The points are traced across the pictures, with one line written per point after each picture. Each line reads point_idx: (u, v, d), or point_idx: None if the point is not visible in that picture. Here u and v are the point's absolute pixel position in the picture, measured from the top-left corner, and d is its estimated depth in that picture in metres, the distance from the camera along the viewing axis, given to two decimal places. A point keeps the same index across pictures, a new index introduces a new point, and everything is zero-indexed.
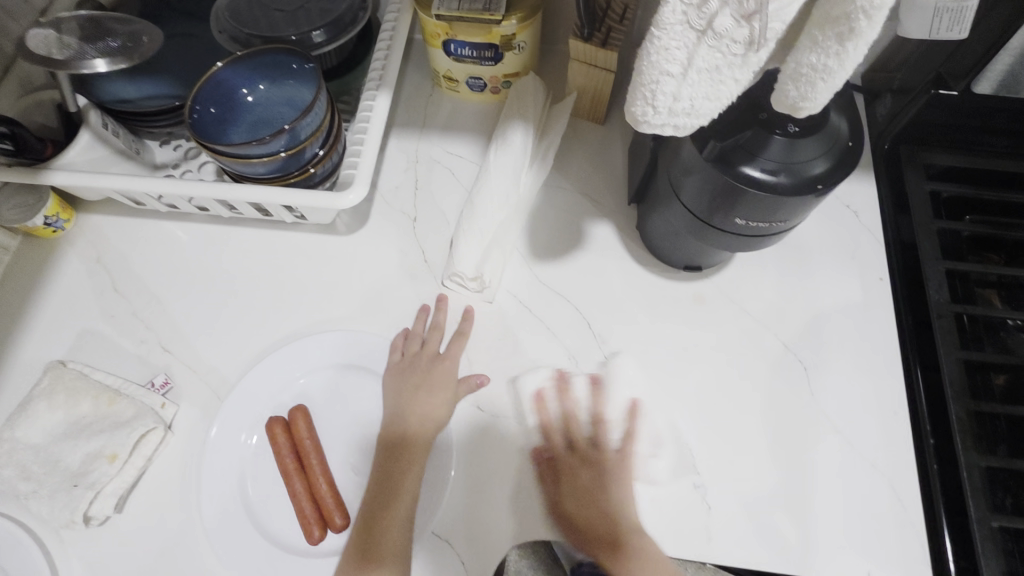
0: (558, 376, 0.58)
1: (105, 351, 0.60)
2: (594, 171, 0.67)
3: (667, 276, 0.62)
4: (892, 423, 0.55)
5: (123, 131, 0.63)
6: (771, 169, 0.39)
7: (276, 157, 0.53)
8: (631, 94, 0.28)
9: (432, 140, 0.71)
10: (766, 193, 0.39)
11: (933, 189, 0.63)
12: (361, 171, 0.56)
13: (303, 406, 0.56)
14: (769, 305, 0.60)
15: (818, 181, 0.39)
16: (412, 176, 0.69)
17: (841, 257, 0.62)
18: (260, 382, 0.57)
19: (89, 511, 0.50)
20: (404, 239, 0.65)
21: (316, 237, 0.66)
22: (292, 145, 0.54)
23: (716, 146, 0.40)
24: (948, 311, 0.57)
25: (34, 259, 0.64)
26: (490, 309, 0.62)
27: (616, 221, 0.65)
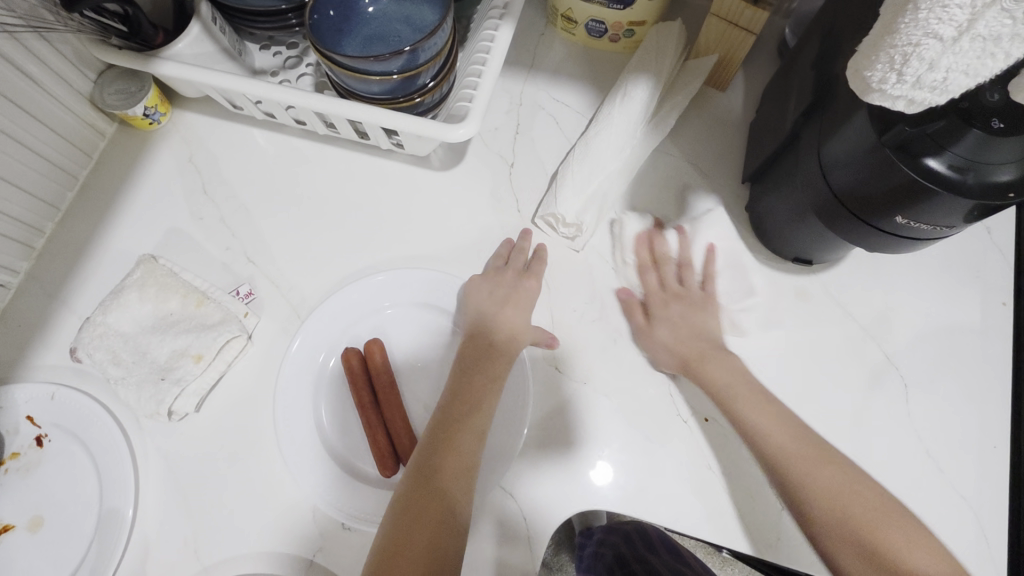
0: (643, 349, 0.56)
1: (192, 252, 0.60)
2: (707, 142, 0.63)
3: (770, 265, 0.58)
4: (989, 456, 0.52)
5: (228, 28, 0.61)
6: (952, 163, 0.35)
7: (389, 78, 0.50)
8: (872, 52, 0.25)
9: (539, 83, 0.67)
10: (946, 192, 0.35)
11: None
12: (476, 105, 0.52)
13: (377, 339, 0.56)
14: (877, 313, 0.56)
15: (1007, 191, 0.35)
16: (514, 118, 0.65)
17: (964, 273, 0.57)
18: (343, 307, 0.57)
19: (172, 406, 0.51)
20: (498, 185, 0.63)
21: (408, 168, 0.63)
22: (407, 68, 0.50)
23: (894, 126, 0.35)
24: None
25: (129, 149, 0.64)
26: (580, 271, 0.59)
27: (724, 198, 0.61)
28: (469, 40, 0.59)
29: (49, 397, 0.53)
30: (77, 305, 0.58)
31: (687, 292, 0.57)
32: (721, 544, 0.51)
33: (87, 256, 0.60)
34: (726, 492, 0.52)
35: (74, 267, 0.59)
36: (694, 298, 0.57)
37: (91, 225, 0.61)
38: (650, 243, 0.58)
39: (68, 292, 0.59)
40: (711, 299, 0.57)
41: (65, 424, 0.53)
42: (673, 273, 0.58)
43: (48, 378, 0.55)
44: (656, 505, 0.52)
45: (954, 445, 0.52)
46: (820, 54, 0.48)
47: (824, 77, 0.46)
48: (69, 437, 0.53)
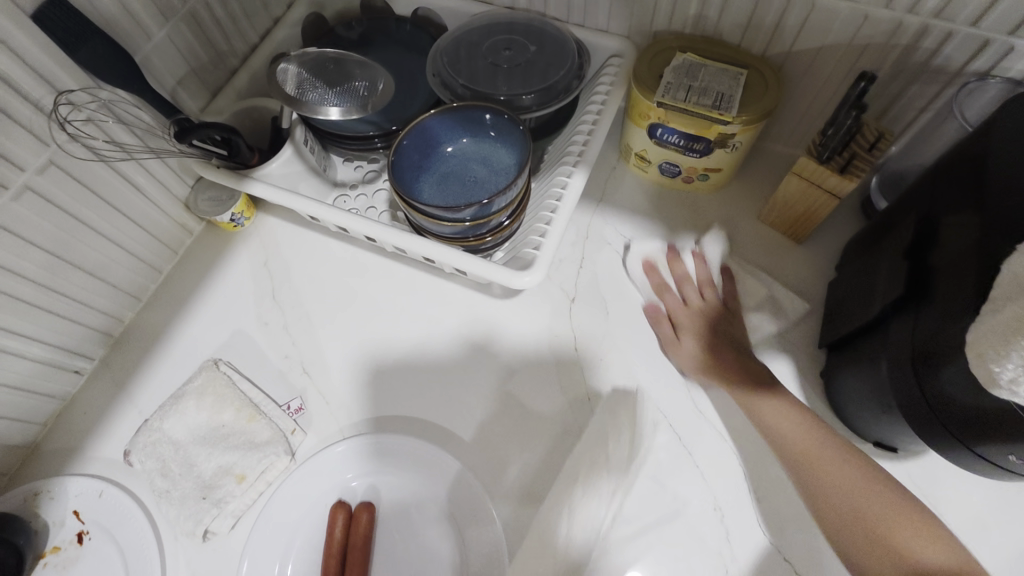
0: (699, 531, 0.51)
1: (253, 357, 0.61)
2: (780, 292, 0.60)
3: (847, 444, 0.53)
4: None
5: (318, 147, 0.65)
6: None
7: (461, 224, 0.52)
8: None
9: (606, 216, 0.67)
10: None
11: None
12: (543, 254, 0.52)
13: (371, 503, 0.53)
14: (971, 515, 0.50)
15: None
16: (578, 252, 0.65)
17: None
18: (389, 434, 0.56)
19: (208, 525, 0.51)
20: (557, 318, 0.61)
21: (468, 292, 0.63)
22: (479, 215, 0.52)
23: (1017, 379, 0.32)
24: None
25: (212, 248, 0.68)
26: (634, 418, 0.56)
27: (797, 358, 0.57)
28: (543, 178, 0.60)
29: (98, 493, 0.54)
30: (139, 399, 0.60)
31: (707, 305, 0.59)
32: None
33: (157, 350, 0.62)
34: None
35: (143, 361, 0.62)
36: (710, 307, 0.59)
37: (166, 319, 0.64)
38: (670, 263, 0.62)
39: (134, 385, 0.61)
40: (717, 306, 0.59)
41: (108, 524, 0.53)
42: (694, 292, 0.60)
43: (98, 472, 0.56)
44: None
45: None
46: (914, 239, 0.46)
47: (919, 268, 0.43)
48: (108, 540, 0.53)
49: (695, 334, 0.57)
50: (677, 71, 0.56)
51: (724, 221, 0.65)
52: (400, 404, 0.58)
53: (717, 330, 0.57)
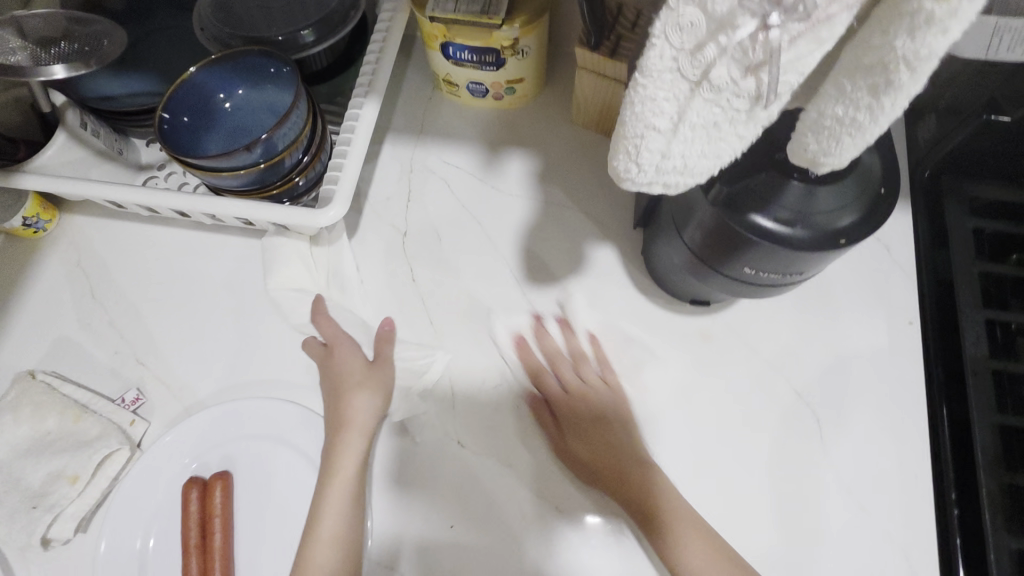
0: (546, 421, 0.53)
1: (79, 361, 0.58)
2: (599, 185, 0.63)
3: (670, 309, 0.57)
4: (910, 487, 0.49)
5: (106, 130, 0.60)
6: (799, 220, 0.34)
7: (254, 168, 0.50)
8: (621, 147, 0.26)
9: (429, 146, 0.66)
10: (779, 246, 0.34)
11: (977, 226, 0.57)
12: (341, 186, 0.51)
13: (226, 472, 0.52)
14: (781, 346, 0.55)
15: (849, 234, 0.34)
16: (405, 186, 0.65)
17: (866, 295, 0.56)
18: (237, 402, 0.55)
19: (46, 534, 0.48)
20: (392, 255, 0.61)
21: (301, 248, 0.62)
22: (269, 155, 0.50)
23: (729, 199, 0.35)
24: (985, 367, 0.51)
25: (16, 259, 0.63)
26: (477, 332, 0.57)
27: (621, 243, 0.60)
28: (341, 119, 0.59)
29: None
30: None
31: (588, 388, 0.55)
32: None
33: None
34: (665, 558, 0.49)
35: None
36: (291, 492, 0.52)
37: None
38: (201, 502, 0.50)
39: None
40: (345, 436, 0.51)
41: None
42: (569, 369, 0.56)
43: None
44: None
45: (872, 478, 0.50)
46: None
47: None
48: None
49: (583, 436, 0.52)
50: None
51: (541, 131, 0.66)
52: (243, 373, 0.56)
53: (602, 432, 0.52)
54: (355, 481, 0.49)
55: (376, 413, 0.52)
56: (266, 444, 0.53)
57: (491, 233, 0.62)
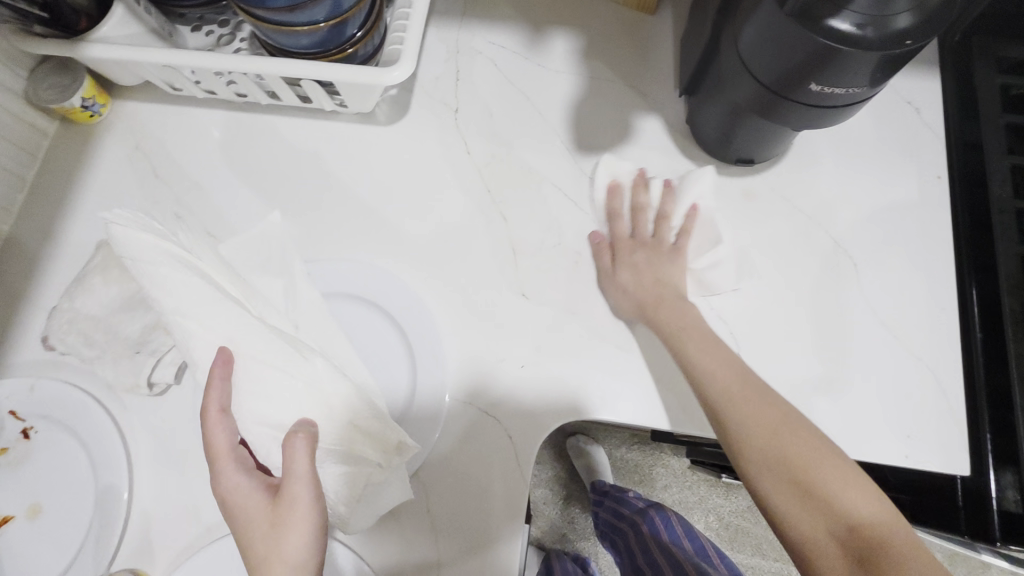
0: (608, 298, 0.56)
1: (192, 286, 0.47)
2: (641, 63, 0.65)
3: (713, 171, 0.60)
4: (937, 318, 0.54)
5: (157, 11, 0.61)
6: (869, 23, 0.37)
7: (316, 27, 0.51)
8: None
9: (473, 29, 0.67)
10: (849, 48, 0.37)
11: (1003, 84, 0.59)
12: (407, 47, 0.53)
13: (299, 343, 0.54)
14: (820, 201, 0.59)
15: (912, 36, 0.37)
16: (452, 67, 0.66)
17: (897, 153, 0.60)
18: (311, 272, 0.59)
19: (151, 376, 0.53)
20: (445, 130, 0.63)
21: (355, 126, 0.64)
22: (333, 16, 0.51)
23: (807, 8, 0.38)
24: (1009, 207, 0.55)
25: (74, 143, 0.64)
26: (533, 198, 0.60)
27: (664, 115, 0.63)
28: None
29: (28, 390, 0.54)
30: (44, 301, 0.59)
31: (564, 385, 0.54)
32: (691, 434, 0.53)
33: (47, 253, 0.60)
34: None
35: (36, 265, 0.60)
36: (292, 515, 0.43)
37: (46, 222, 0.61)
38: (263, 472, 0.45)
39: (34, 290, 0.59)
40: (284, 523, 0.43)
41: (48, 415, 0.53)
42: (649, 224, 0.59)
43: (26, 375, 0.56)
44: (635, 408, 0.53)
45: (902, 310, 0.55)
46: None
47: None
48: (54, 427, 0.53)
49: (684, 326, 0.52)
50: None
51: (582, 12, 0.67)
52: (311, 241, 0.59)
53: (682, 328, 0.52)
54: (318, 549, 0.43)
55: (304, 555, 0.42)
56: (334, 377, 0.48)
57: (538, 108, 0.64)
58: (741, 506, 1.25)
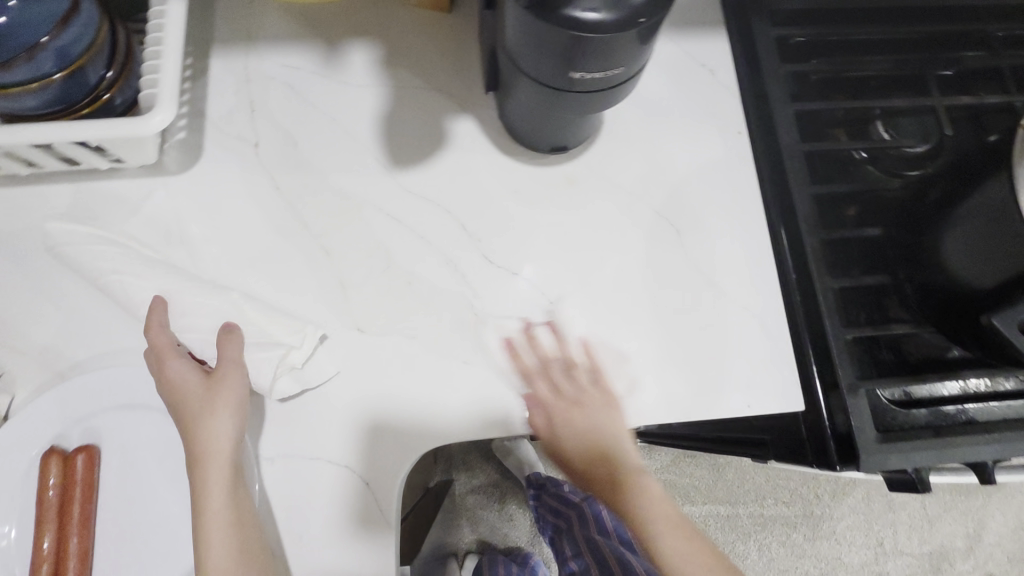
0: (449, 313, 0.55)
1: None
2: (445, 65, 0.63)
3: (532, 162, 0.60)
4: (758, 269, 0.57)
5: None
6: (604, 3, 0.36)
7: (47, 81, 0.45)
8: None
9: (261, 53, 0.62)
10: (589, 35, 0.36)
11: (780, 35, 0.62)
12: (163, 90, 0.48)
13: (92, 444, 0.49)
14: (638, 175, 0.60)
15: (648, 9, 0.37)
16: (244, 98, 0.61)
17: (700, 116, 0.62)
18: (162, 292, 0.52)
19: None
20: (248, 168, 0.58)
21: (142, 182, 0.57)
22: (63, 64, 0.45)
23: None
24: (798, 151, 0.58)
25: None
26: (354, 224, 0.57)
27: (477, 114, 0.61)
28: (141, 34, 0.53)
29: None
30: None
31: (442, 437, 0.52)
32: (550, 431, 0.53)
33: None
34: (566, 374, 0.54)
35: None
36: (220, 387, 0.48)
37: None
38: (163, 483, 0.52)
39: None
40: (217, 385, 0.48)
41: None
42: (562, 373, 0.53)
43: None
44: (493, 420, 0.52)
45: (727, 267, 0.57)
46: None
47: None
48: None
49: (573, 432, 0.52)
50: None
51: (376, 19, 0.64)
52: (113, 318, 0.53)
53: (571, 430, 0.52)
54: (229, 523, 0.45)
55: (234, 433, 0.47)
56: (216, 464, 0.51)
57: (345, 128, 0.60)
58: (666, 461, 1.30)
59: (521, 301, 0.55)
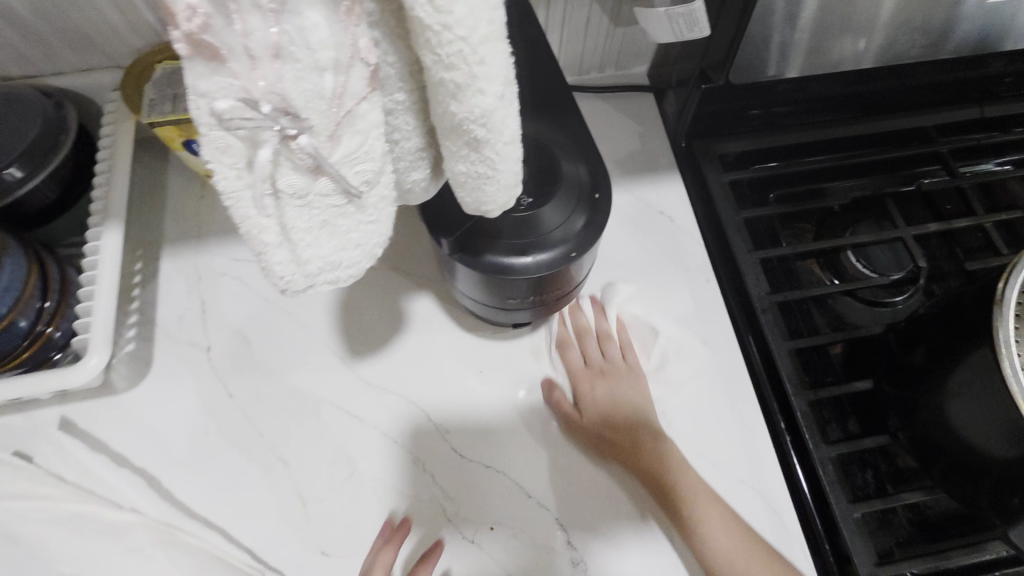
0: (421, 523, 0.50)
1: None
2: (401, 242, 0.61)
3: (496, 336, 0.57)
4: (749, 434, 0.53)
5: None
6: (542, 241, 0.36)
7: None
8: (273, 285, 0.22)
9: (213, 248, 0.61)
10: (519, 276, 0.36)
11: (733, 179, 0.62)
12: (96, 330, 0.47)
13: None
14: (608, 339, 0.57)
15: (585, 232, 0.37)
16: (196, 299, 0.59)
17: (665, 267, 0.60)
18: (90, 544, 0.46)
19: None
20: (200, 376, 0.56)
21: (85, 404, 0.54)
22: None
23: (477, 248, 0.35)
24: (771, 303, 0.55)
25: None
26: (313, 427, 0.54)
27: (436, 289, 0.60)
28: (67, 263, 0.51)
29: None
30: None
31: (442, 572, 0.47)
32: None
33: None
34: None
35: None
36: None
37: None
38: None
39: None
40: None
41: None
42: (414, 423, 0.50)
43: None
44: None
45: (712, 435, 0.53)
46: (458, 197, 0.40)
47: None
48: None
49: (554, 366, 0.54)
50: (155, 83, 0.50)
51: None
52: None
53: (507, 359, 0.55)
54: None
55: None
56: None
57: (301, 320, 0.58)
58: None
59: (497, 501, 0.51)
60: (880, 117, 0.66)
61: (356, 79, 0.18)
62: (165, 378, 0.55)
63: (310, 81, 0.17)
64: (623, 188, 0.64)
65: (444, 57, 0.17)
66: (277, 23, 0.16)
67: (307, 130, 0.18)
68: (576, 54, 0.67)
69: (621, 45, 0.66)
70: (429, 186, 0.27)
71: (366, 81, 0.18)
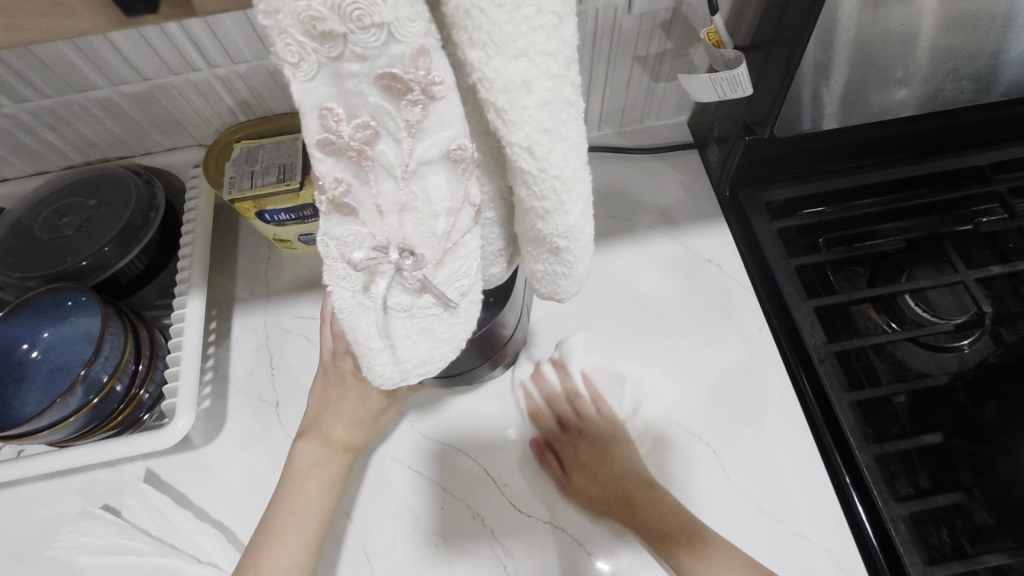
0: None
1: None
2: None
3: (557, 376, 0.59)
4: (811, 488, 0.51)
5: None
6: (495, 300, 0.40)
7: (88, 405, 0.48)
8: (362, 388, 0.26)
9: (280, 307, 0.65)
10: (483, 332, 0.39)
11: (780, 227, 0.62)
12: (182, 396, 0.50)
13: None
14: (659, 389, 0.57)
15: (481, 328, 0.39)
16: (265, 356, 0.62)
17: (716, 315, 0.60)
18: None
19: None
20: (269, 431, 0.59)
21: (166, 460, 0.57)
22: (101, 385, 0.48)
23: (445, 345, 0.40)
24: (827, 353, 0.54)
25: None
26: (377, 482, 0.55)
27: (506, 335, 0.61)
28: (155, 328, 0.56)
29: None
30: None
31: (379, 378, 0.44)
32: None
33: None
34: None
35: None
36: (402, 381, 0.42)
37: None
38: None
39: None
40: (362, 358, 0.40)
41: None
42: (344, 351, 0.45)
43: None
44: None
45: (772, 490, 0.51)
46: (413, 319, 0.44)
47: None
48: None
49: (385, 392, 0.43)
50: (235, 162, 0.55)
51: None
52: None
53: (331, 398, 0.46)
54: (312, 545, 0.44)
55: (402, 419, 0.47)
56: None
57: None
58: None
59: (556, 558, 0.51)
60: (933, 158, 0.65)
61: (464, 218, 0.22)
62: (237, 433, 0.59)
63: (428, 225, 0.21)
64: (669, 239, 0.65)
65: (539, 191, 0.19)
66: (404, 186, 0.20)
67: (418, 262, 0.21)
68: (617, 109, 0.69)
69: (662, 98, 0.68)
70: (504, 269, 0.29)
71: (470, 220, 0.22)
